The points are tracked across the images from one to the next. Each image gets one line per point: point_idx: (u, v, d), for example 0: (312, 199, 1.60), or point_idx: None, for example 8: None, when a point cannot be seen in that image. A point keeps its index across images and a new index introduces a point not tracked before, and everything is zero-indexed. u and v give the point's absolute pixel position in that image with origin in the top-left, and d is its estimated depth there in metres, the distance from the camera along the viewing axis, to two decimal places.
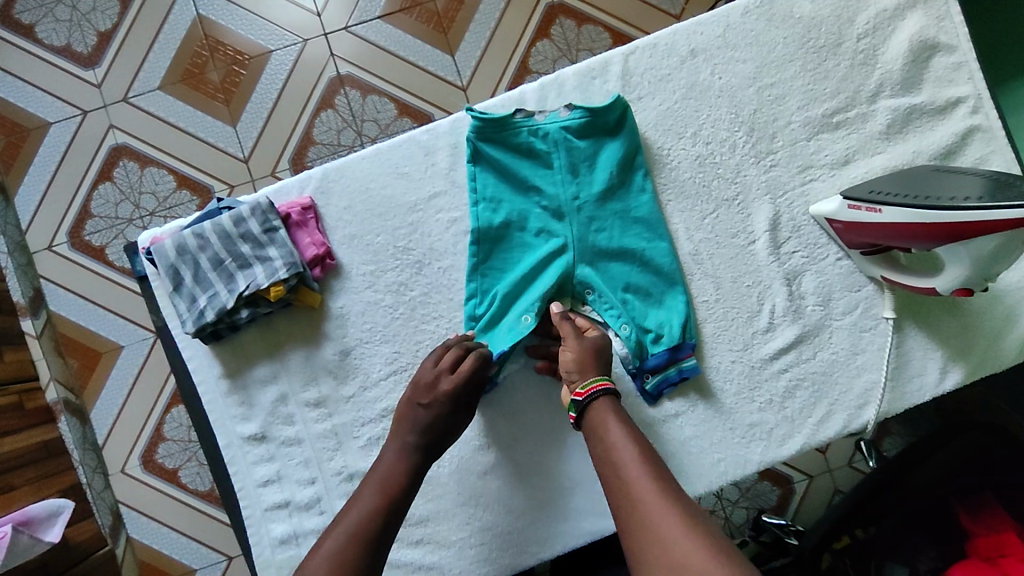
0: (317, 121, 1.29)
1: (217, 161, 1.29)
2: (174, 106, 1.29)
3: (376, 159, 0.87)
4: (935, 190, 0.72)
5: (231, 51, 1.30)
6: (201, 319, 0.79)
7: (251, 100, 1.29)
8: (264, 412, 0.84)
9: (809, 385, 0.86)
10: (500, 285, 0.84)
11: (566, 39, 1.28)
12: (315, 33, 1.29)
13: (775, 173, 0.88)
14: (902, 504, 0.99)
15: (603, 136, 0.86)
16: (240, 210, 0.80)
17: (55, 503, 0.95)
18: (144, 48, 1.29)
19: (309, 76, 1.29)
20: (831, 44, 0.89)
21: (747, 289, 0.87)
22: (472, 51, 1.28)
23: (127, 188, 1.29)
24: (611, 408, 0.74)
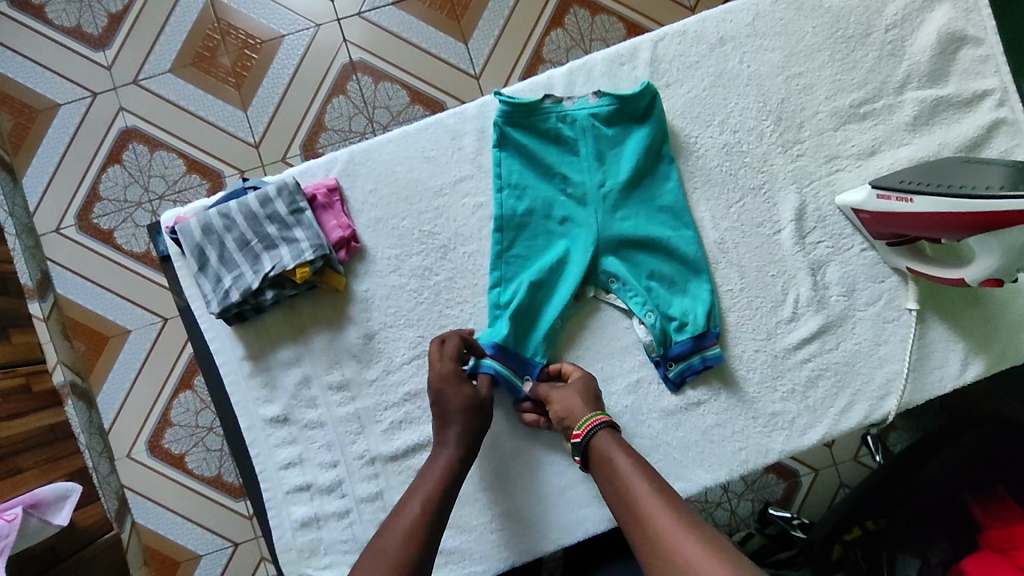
0: (329, 106, 1.28)
1: (229, 145, 1.28)
2: (187, 89, 1.28)
3: (402, 143, 0.87)
4: (967, 179, 0.72)
5: (243, 35, 1.28)
6: (226, 300, 0.78)
7: (264, 84, 1.28)
8: (286, 395, 0.83)
9: (831, 375, 0.86)
10: (525, 272, 0.84)
11: (579, 29, 1.28)
12: (329, 17, 1.28)
13: (802, 162, 0.88)
14: (911, 501, 0.99)
15: (632, 123, 0.85)
16: (268, 190, 0.79)
17: (64, 486, 0.94)
18: (156, 30, 1.28)
19: (323, 61, 1.28)
20: (859, 35, 0.89)
21: (771, 278, 0.87)
22: (485, 39, 1.28)
23: (136, 172, 1.28)
24: (615, 446, 0.73)
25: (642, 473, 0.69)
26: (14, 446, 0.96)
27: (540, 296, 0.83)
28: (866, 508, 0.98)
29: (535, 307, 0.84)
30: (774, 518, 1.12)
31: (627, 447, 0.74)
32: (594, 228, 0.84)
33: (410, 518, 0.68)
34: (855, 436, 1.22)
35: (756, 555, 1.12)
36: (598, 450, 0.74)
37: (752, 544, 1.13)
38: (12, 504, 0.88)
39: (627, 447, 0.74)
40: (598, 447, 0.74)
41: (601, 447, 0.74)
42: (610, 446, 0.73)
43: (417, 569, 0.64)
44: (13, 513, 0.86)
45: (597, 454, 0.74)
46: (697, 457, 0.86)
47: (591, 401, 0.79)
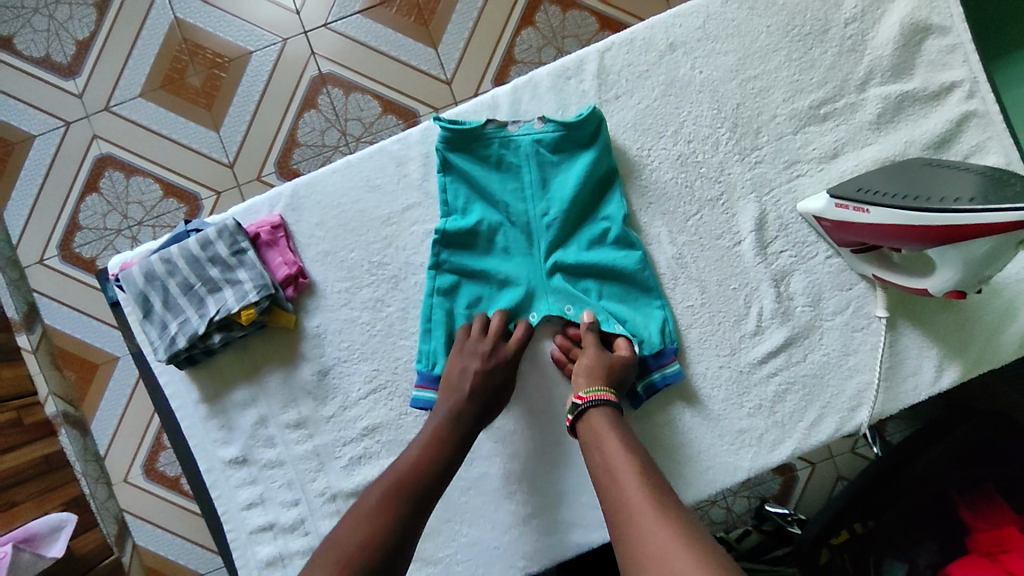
0: (301, 121, 1.26)
1: (201, 167, 1.27)
2: (159, 113, 1.27)
3: (347, 173, 0.85)
4: (927, 188, 0.68)
5: (210, 54, 1.27)
6: (173, 346, 0.78)
7: (234, 103, 1.27)
8: (244, 435, 0.83)
9: (800, 389, 0.84)
10: (457, 305, 0.83)
11: (552, 26, 1.24)
12: (295, 31, 1.26)
13: (761, 169, 0.84)
14: (907, 496, 0.97)
15: (579, 145, 0.83)
16: (208, 233, 0.78)
17: (58, 517, 0.96)
18: (123, 55, 1.27)
19: (292, 76, 1.26)
20: (817, 32, 0.84)
21: (733, 292, 0.85)
22: (455, 43, 1.25)
23: (114, 199, 1.27)
24: (603, 412, 0.74)
25: (629, 464, 0.67)
26: (7, 481, 0.97)
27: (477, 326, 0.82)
28: (851, 507, 0.99)
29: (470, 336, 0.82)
30: (772, 514, 1.11)
31: (620, 425, 0.73)
32: (536, 259, 0.83)
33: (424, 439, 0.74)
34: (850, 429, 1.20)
35: (752, 552, 1.11)
36: (590, 428, 0.73)
37: (750, 540, 1.12)
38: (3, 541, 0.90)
39: (619, 424, 0.74)
40: (591, 426, 0.74)
41: (589, 418, 0.74)
42: (602, 423, 0.73)
43: (424, 489, 0.71)
44: (2, 551, 0.88)
45: (586, 427, 0.74)
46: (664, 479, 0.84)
47: None
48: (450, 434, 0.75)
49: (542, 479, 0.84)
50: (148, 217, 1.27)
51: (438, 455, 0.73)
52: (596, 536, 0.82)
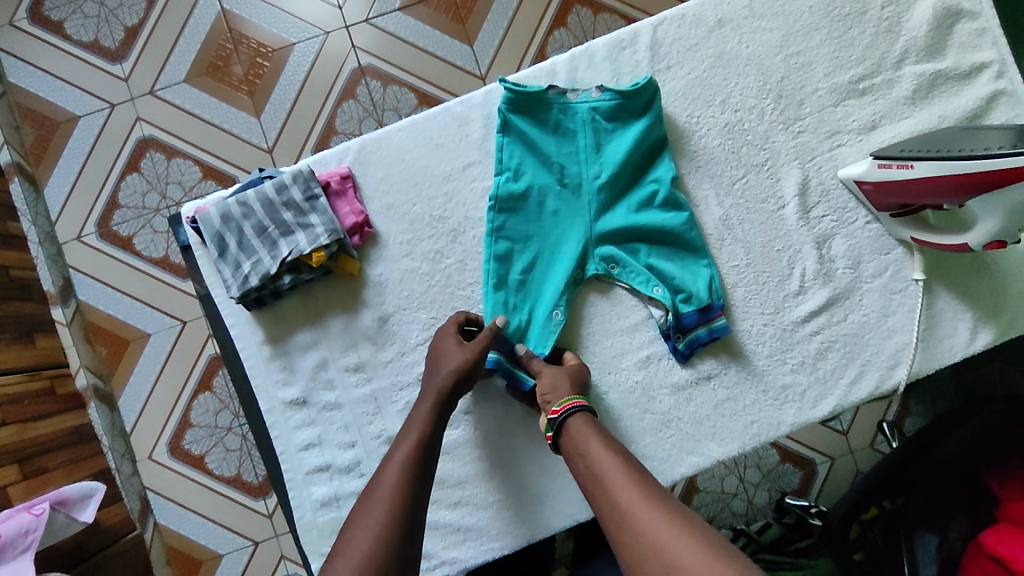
0: (339, 110, 1.32)
1: (241, 150, 1.32)
2: (201, 98, 1.32)
3: (411, 131, 0.89)
4: (970, 143, 0.73)
5: (254, 44, 1.32)
6: (245, 285, 0.81)
7: (275, 92, 1.32)
8: (305, 377, 0.85)
9: (840, 346, 0.88)
10: (513, 266, 0.86)
11: (582, 28, 1.32)
12: (336, 25, 1.32)
13: (803, 139, 0.89)
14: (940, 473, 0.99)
15: (633, 114, 0.88)
16: (283, 179, 0.82)
17: (89, 483, 0.90)
18: (170, 42, 1.32)
19: (331, 68, 1.32)
20: (855, 13, 0.90)
21: (777, 253, 0.89)
22: (491, 39, 1.32)
23: (153, 179, 1.32)
24: (579, 418, 0.77)
25: (619, 469, 0.69)
26: (39, 448, 0.97)
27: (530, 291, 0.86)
28: (880, 487, 0.97)
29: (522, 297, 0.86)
30: (791, 506, 1.14)
31: (599, 428, 0.76)
32: (587, 221, 0.87)
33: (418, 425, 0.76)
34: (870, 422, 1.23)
35: (775, 545, 1.12)
36: (575, 442, 0.75)
37: (771, 533, 1.13)
38: (38, 501, 0.84)
39: (599, 429, 0.75)
40: (575, 438, 0.75)
41: (569, 430, 0.76)
42: (584, 428, 0.75)
43: (425, 471, 0.72)
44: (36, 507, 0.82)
45: (572, 433, 0.76)
46: (709, 431, 0.87)
47: (574, 383, 0.81)
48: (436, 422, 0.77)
49: None
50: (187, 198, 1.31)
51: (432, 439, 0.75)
52: None
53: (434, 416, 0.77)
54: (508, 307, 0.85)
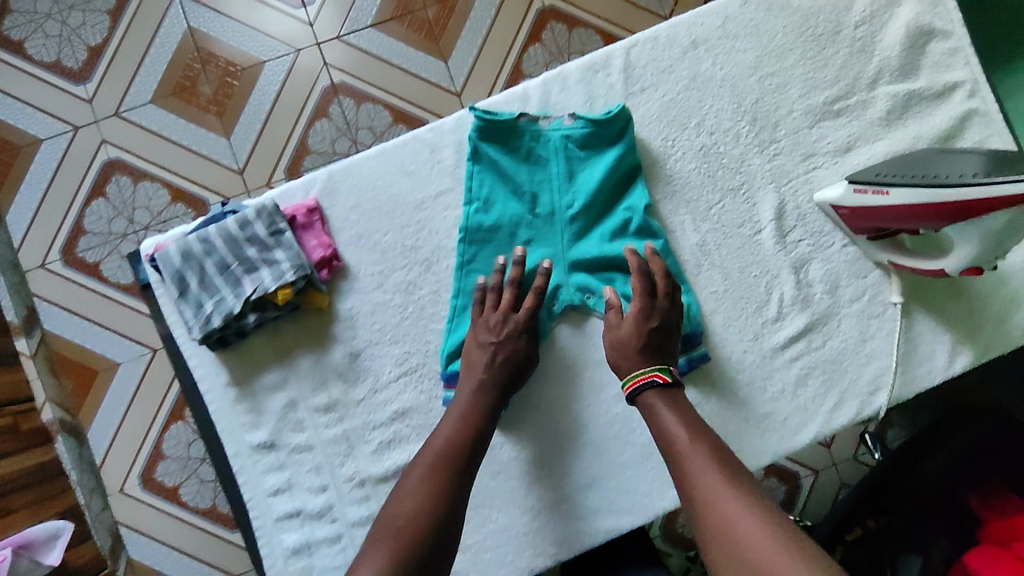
0: (312, 130, 1.29)
1: (211, 172, 1.28)
2: (168, 119, 1.28)
3: (382, 159, 0.85)
4: (951, 169, 0.71)
5: (223, 63, 1.29)
6: (208, 325, 0.78)
7: (244, 114, 1.28)
8: (273, 419, 0.82)
9: (820, 373, 0.87)
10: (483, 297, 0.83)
11: (558, 43, 1.31)
12: (308, 43, 1.29)
13: (779, 161, 0.88)
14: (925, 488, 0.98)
15: (607, 141, 0.86)
16: (246, 214, 0.79)
17: (55, 523, 0.87)
18: (136, 61, 1.28)
19: (303, 87, 1.29)
20: (829, 33, 0.89)
21: (754, 278, 0.88)
22: (466, 56, 1.29)
23: (120, 204, 1.27)
24: (664, 404, 0.74)
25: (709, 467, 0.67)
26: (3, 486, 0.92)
27: None
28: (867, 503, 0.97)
29: None
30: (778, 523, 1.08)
31: (682, 411, 0.74)
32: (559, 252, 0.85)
33: (467, 394, 0.77)
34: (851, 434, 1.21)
35: None
36: (661, 429, 0.73)
37: None
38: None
39: (690, 418, 0.73)
40: (661, 424, 0.73)
41: (653, 414, 0.74)
42: (661, 407, 0.74)
43: (472, 443, 0.74)
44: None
45: (650, 409, 0.75)
46: None
47: None
48: (484, 393, 0.77)
49: (572, 464, 0.84)
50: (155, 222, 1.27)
51: (480, 410, 0.76)
52: (626, 521, 0.84)
53: (485, 389, 0.78)
54: None
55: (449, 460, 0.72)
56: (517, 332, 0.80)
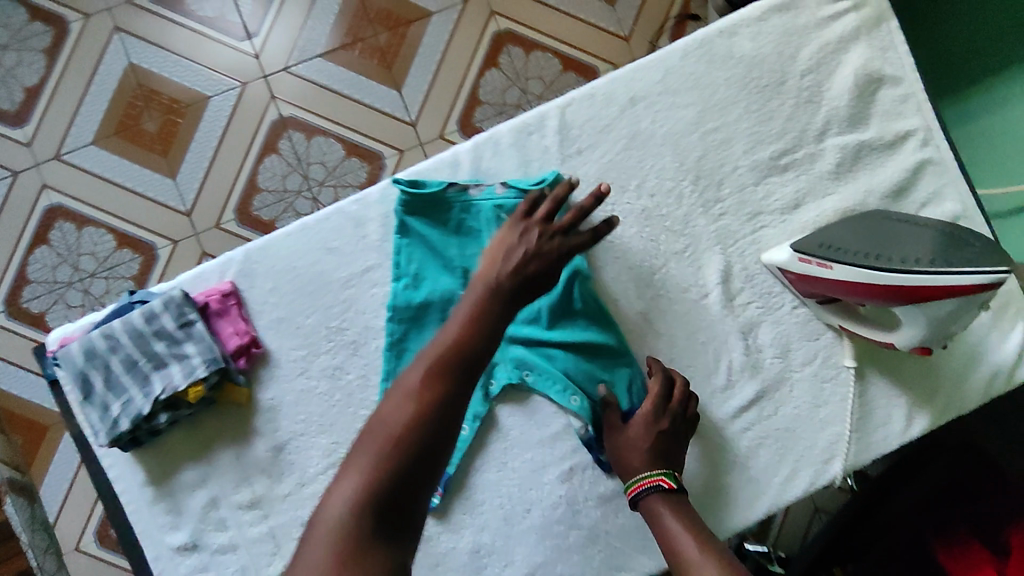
0: (261, 167, 1.22)
1: (157, 216, 1.21)
2: (112, 160, 1.21)
3: (302, 236, 0.80)
4: (903, 248, 0.66)
5: (167, 100, 1.22)
6: (115, 429, 0.73)
7: (192, 147, 1.22)
8: (193, 519, 0.78)
9: (771, 442, 0.83)
10: None
11: (515, 67, 1.23)
12: (255, 75, 1.22)
13: (724, 222, 0.84)
14: (886, 535, 0.94)
15: None
16: (152, 306, 0.74)
17: None
18: (76, 100, 1.22)
19: (251, 119, 1.22)
20: (774, 83, 0.85)
21: (702, 345, 0.83)
22: (419, 85, 1.23)
23: (65, 252, 1.21)
24: (666, 506, 0.73)
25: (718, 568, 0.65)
26: None
27: None
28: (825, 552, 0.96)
29: None
30: (750, 552, 1.05)
31: (682, 511, 0.73)
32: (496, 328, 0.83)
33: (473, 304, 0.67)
34: None
35: None
36: (666, 534, 0.71)
37: None
38: None
39: (692, 521, 0.72)
40: (663, 527, 0.72)
41: (656, 518, 0.73)
42: (662, 508, 0.73)
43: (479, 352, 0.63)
44: None
45: (650, 513, 0.74)
46: (639, 543, 0.81)
47: None
48: (493, 299, 0.68)
49: (513, 551, 0.81)
50: (101, 269, 1.20)
51: (487, 323, 0.66)
52: None
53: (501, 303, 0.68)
54: None
55: (450, 367, 0.61)
56: (561, 254, 0.73)
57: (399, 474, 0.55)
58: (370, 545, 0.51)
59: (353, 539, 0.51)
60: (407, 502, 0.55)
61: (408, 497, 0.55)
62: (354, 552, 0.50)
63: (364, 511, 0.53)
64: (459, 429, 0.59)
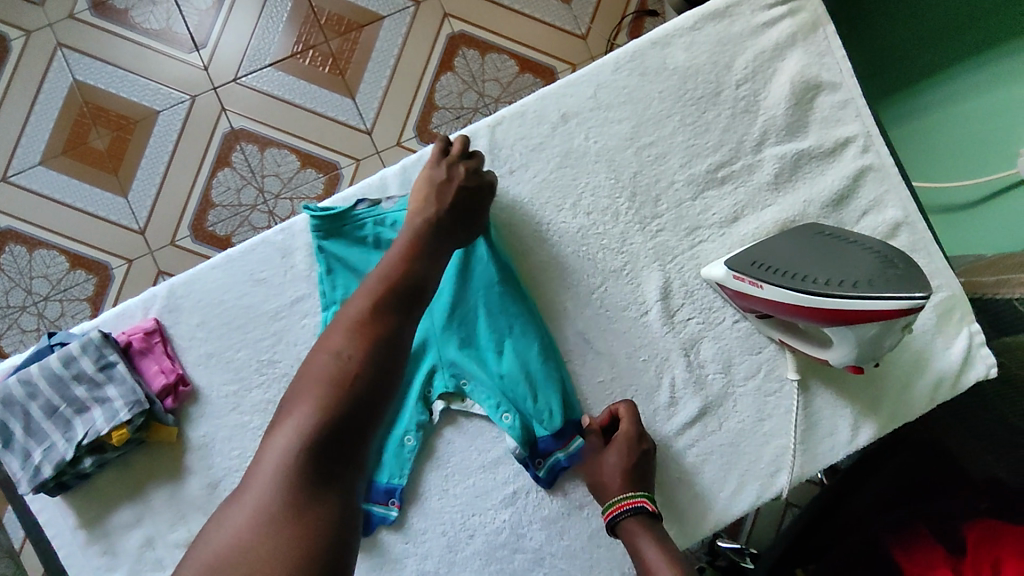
0: (215, 180, 1.18)
1: (110, 235, 1.18)
2: (62, 181, 1.18)
3: (227, 269, 0.79)
4: (832, 268, 0.64)
5: (114, 116, 1.19)
6: (39, 476, 0.71)
7: (141, 166, 1.19)
8: (130, 560, 0.76)
9: (716, 458, 0.82)
10: None
11: (471, 70, 1.20)
12: (204, 87, 1.19)
13: (662, 238, 0.82)
14: (846, 536, 0.90)
15: None
16: (70, 348, 0.72)
17: None
18: (19, 122, 1.18)
19: (203, 131, 1.19)
20: (709, 94, 0.83)
21: (643, 363, 0.82)
22: (372, 92, 1.19)
23: (17, 276, 1.17)
24: (643, 531, 0.72)
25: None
26: None
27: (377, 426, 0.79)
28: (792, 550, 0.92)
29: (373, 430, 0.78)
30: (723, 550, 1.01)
31: (662, 540, 0.71)
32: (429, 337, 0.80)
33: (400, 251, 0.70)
34: None
35: None
36: (641, 559, 0.70)
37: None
38: None
39: (671, 548, 0.70)
40: (640, 553, 0.70)
41: (633, 540, 0.72)
42: (642, 533, 0.72)
43: (412, 297, 0.66)
44: None
45: (630, 537, 0.72)
46: (586, 565, 0.79)
47: None
48: (419, 245, 0.71)
49: None
50: (55, 292, 1.17)
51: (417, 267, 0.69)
52: None
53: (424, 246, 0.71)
54: None
55: (374, 315, 0.63)
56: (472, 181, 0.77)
57: (342, 416, 0.56)
58: (316, 484, 0.52)
59: (297, 479, 0.52)
60: (349, 441, 0.56)
61: (354, 435, 0.57)
62: (297, 492, 0.52)
63: (308, 452, 0.54)
64: (396, 369, 0.61)
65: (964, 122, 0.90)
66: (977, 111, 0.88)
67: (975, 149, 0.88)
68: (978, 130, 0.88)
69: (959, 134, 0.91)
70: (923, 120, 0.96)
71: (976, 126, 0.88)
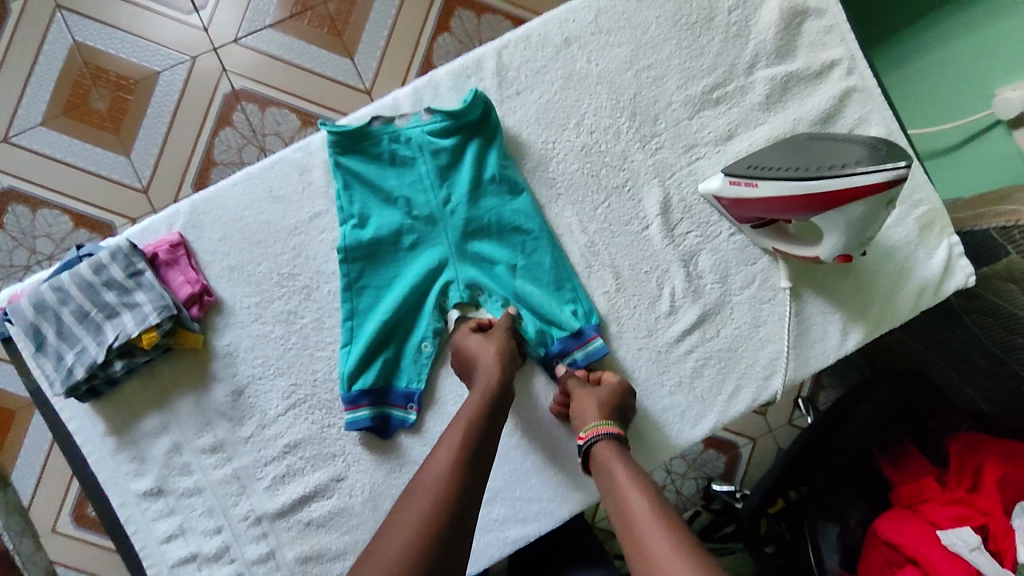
0: (216, 140, 1.18)
1: (115, 195, 1.17)
2: (64, 142, 1.16)
3: (247, 185, 0.82)
4: (819, 158, 0.70)
5: (114, 77, 1.17)
6: (71, 378, 0.74)
7: (144, 125, 1.17)
8: (157, 465, 0.80)
9: (715, 363, 0.86)
10: (380, 310, 0.81)
11: (467, 31, 1.21)
12: (203, 48, 1.18)
13: (661, 155, 0.87)
14: (840, 458, 0.95)
15: (469, 134, 0.83)
16: (100, 257, 0.75)
17: None
18: (20, 83, 1.16)
19: (203, 93, 1.18)
20: (703, 20, 0.87)
21: (645, 275, 0.86)
22: (372, 50, 1.20)
23: (20, 235, 1.16)
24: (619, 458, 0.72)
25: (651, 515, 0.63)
26: None
27: (398, 333, 0.81)
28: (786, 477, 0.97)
29: (395, 338, 0.81)
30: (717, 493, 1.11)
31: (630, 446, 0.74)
32: (448, 250, 0.82)
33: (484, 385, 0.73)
34: (787, 400, 1.20)
35: (706, 531, 1.12)
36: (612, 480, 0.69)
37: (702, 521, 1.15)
38: None
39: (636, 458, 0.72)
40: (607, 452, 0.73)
41: (607, 466, 0.71)
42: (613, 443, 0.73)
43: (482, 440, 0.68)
44: None
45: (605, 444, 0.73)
46: None
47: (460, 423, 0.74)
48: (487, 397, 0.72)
49: None
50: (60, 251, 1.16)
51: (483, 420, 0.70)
52: (534, 529, 0.82)
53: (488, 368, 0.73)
54: (378, 355, 0.80)
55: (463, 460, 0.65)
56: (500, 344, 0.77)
57: (454, 518, 0.60)
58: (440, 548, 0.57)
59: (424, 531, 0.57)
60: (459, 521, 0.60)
61: (462, 509, 0.61)
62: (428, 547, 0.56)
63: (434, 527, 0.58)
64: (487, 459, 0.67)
65: (948, 66, 0.95)
66: (958, 55, 0.93)
67: (962, 94, 0.94)
68: (959, 75, 0.94)
69: (941, 73, 0.97)
70: (908, 68, 1.02)
71: (958, 65, 0.94)
